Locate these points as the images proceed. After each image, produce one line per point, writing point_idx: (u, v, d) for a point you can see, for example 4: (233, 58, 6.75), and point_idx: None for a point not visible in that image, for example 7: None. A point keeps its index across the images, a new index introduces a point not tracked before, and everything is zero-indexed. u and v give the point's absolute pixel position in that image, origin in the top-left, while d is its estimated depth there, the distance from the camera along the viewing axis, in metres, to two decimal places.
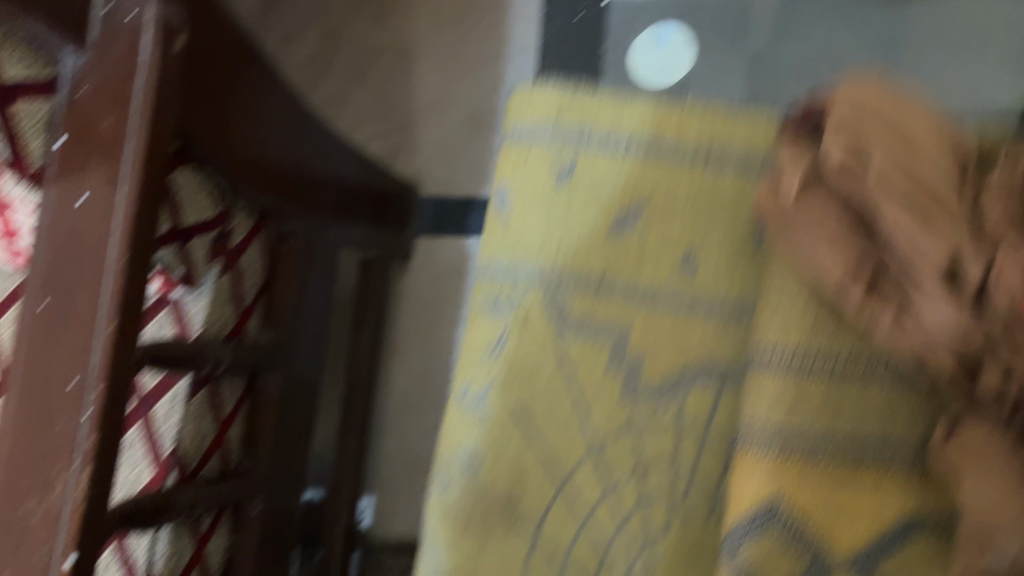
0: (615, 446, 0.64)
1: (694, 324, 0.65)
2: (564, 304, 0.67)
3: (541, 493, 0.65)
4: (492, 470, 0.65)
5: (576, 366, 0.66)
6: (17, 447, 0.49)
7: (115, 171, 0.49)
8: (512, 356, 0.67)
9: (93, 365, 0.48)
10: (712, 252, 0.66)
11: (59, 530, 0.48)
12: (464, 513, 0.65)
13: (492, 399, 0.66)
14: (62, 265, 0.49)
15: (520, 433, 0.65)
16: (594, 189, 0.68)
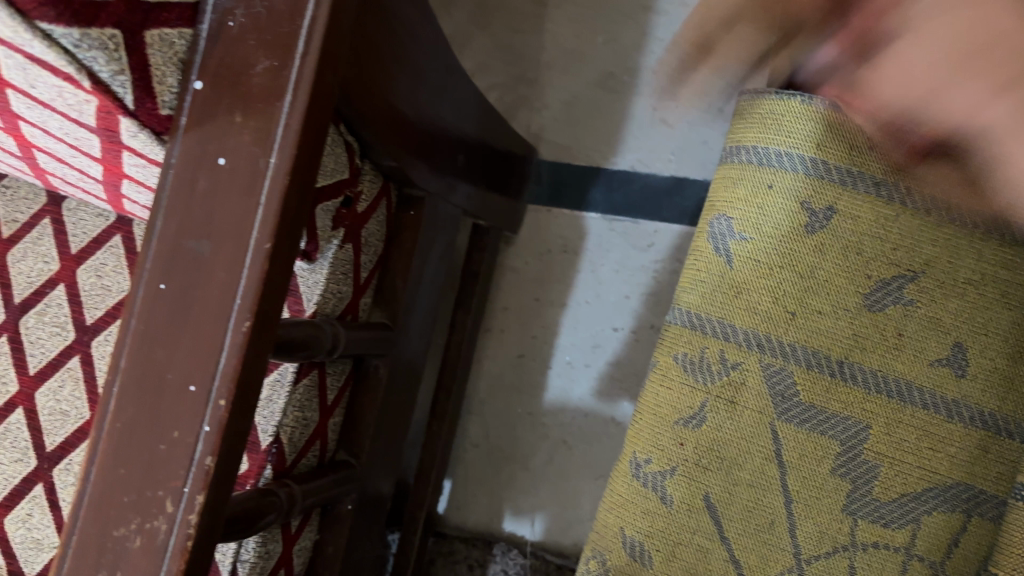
0: (828, 564, 0.55)
1: (952, 448, 0.54)
2: (790, 382, 0.56)
3: None
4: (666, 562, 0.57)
5: (803, 471, 0.55)
6: (118, 455, 0.40)
7: (267, 131, 0.39)
8: (709, 432, 0.57)
9: (219, 367, 0.39)
10: (989, 358, 0.54)
11: (160, 565, 0.39)
12: None
13: (672, 486, 0.57)
14: (191, 238, 0.40)
15: (706, 538, 0.57)
16: (849, 248, 0.55)
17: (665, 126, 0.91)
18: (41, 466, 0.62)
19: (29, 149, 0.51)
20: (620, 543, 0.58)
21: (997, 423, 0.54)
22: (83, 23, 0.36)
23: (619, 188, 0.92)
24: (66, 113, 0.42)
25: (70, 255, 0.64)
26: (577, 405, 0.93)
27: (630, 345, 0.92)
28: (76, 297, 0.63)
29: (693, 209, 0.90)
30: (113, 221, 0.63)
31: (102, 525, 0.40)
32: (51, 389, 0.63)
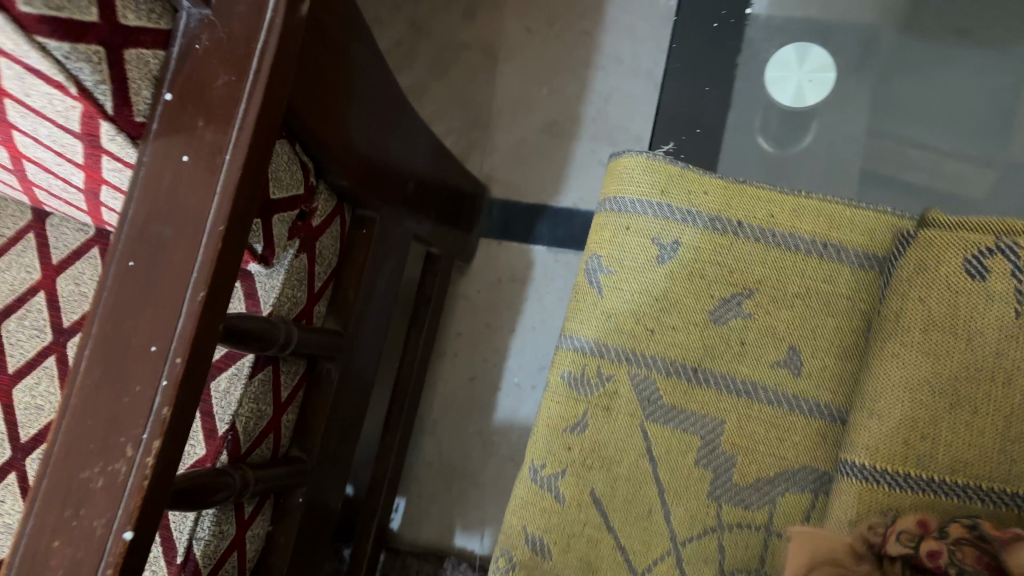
0: (697, 545, 0.56)
1: (794, 424, 0.57)
2: (654, 390, 0.59)
3: None
4: (564, 555, 0.57)
5: (665, 448, 0.58)
6: (85, 408, 0.46)
7: (225, 132, 0.47)
8: (595, 437, 0.59)
9: (177, 331, 0.46)
10: (819, 351, 0.58)
11: (120, 502, 0.45)
12: None
13: (566, 486, 0.58)
14: (156, 223, 0.47)
15: (599, 515, 0.58)
16: (697, 276, 0.60)
17: (603, 169, 1.00)
18: (16, 456, 0.67)
19: (20, 160, 0.58)
20: (522, 538, 0.58)
21: (835, 412, 0.57)
22: (73, 37, 0.44)
23: (563, 223, 1.01)
24: (55, 120, 0.49)
25: (51, 266, 0.70)
26: (524, 424, 1.00)
27: None
28: (55, 303, 0.70)
29: None
30: (92, 234, 0.70)
31: (67, 472, 0.46)
32: (28, 385, 0.69)
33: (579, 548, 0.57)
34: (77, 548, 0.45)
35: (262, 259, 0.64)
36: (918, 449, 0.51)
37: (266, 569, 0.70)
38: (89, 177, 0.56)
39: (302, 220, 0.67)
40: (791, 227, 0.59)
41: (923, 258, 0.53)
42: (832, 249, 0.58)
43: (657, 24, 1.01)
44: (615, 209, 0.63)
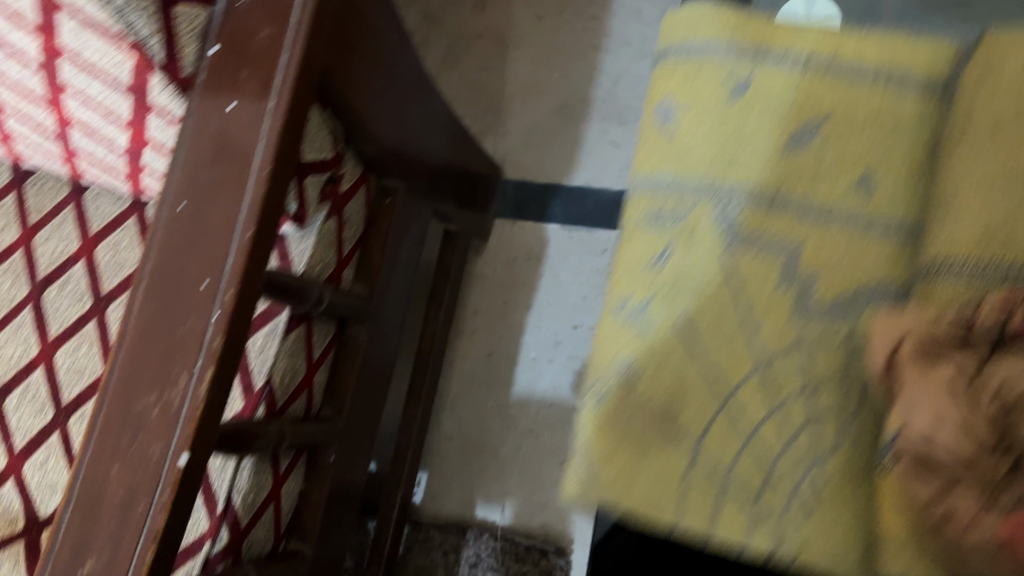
0: (785, 363, 0.49)
1: (872, 248, 0.51)
2: (734, 220, 0.52)
3: (703, 408, 0.48)
4: (652, 382, 0.49)
5: (746, 279, 0.51)
6: (139, 343, 0.49)
7: (268, 82, 0.50)
8: (678, 271, 0.52)
9: (227, 267, 0.49)
10: (891, 172, 0.52)
11: (175, 427, 0.48)
12: (619, 428, 0.49)
13: (656, 312, 0.51)
14: (204, 169, 0.50)
15: (684, 344, 0.49)
16: (772, 106, 0.54)
17: (613, 148, 1.03)
18: (58, 417, 0.70)
19: (64, 125, 0.61)
20: (612, 367, 0.50)
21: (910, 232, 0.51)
22: None
23: (576, 202, 1.04)
24: (108, 73, 0.52)
25: (89, 236, 0.73)
26: (541, 398, 1.02)
27: (588, 341, 1.01)
28: (93, 271, 0.72)
29: None
30: (129, 205, 0.74)
31: (125, 403, 0.49)
32: (68, 350, 0.71)
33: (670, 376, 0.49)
34: (134, 473, 0.47)
35: (294, 220, 0.67)
36: (1004, 231, 0.45)
37: (299, 525, 0.73)
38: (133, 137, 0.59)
39: (331, 184, 0.70)
40: (860, 52, 0.54)
41: (989, 59, 0.49)
42: (899, 77, 0.53)
43: (662, 10, 1.05)
44: (679, 57, 0.57)
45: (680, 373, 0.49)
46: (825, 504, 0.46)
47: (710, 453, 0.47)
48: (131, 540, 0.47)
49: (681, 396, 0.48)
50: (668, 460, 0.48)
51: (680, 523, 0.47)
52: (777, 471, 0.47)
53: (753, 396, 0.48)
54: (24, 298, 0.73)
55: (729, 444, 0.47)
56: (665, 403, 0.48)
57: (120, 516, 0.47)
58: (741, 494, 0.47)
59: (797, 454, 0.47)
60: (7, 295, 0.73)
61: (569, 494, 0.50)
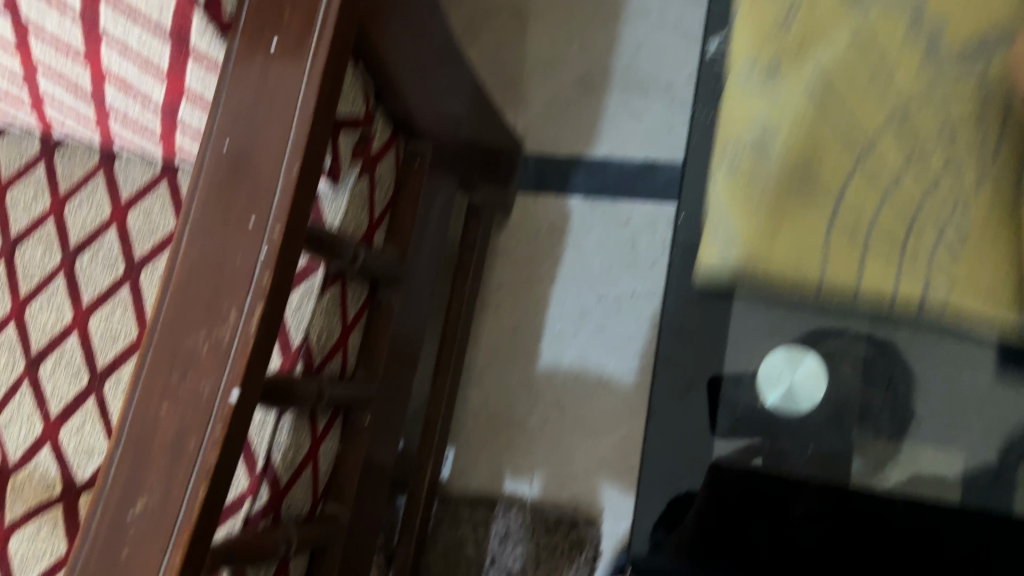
0: (916, 108, 0.59)
1: (990, 11, 0.59)
2: (869, 10, 0.60)
3: (838, 165, 0.58)
4: (786, 146, 0.58)
5: (843, 79, 0.59)
6: (188, 283, 0.49)
7: (310, 19, 0.50)
8: (812, 49, 0.60)
9: (274, 204, 0.49)
10: None
11: (227, 365, 0.47)
12: (772, 192, 0.58)
13: (785, 74, 0.60)
14: (249, 106, 0.50)
15: (817, 107, 0.59)
16: None
17: (634, 118, 1.03)
18: (93, 382, 0.70)
19: (99, 82, 0.61)
20: (743, 136, 0.59)
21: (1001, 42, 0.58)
22: None
23: (598, 173, 1.04)
24: (147, 18, 0.52)
25: (121, 203, 0.73)
26: (569, 370, 1.02)
27: (614, 312, 1.01)
28: (126, 237, 0.72)
29: (663, 189, 1.01)
30: (160, 169, 0.73)
31: (174, 341, 0.48)
32: (102, 316, 0.71)
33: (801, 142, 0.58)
34: (186, 411, 0.47)
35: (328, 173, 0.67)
36: None
37: (337, 489, 0.73)
38: (170, 88, 0.59)
39: (361, 143, 0.70)
40: None
41: None
42: None
43: None
44: None
45: (818, 129, 0.58)
46: (973, 235, 0.57)
47: (846, 213, 0.58)
48: (184, 478, 0.46)
49: (817, 151, 0.58)
50: (811, 221, 0.58)
51: (825, 272, 0.58)
52: (918, 218, 0.57)
53: (881, 157, 0.58)
54: (57, 266, 0.73)
55: (866, 198, 0.58)
56: (801, 173, 0.58)
57: (171, 455, 0.47)
58: (885, 238, 0.57)
59: (940, 197, 0.58)
60: (40, 263, 0.73)
61: (705, 257, 0.60)
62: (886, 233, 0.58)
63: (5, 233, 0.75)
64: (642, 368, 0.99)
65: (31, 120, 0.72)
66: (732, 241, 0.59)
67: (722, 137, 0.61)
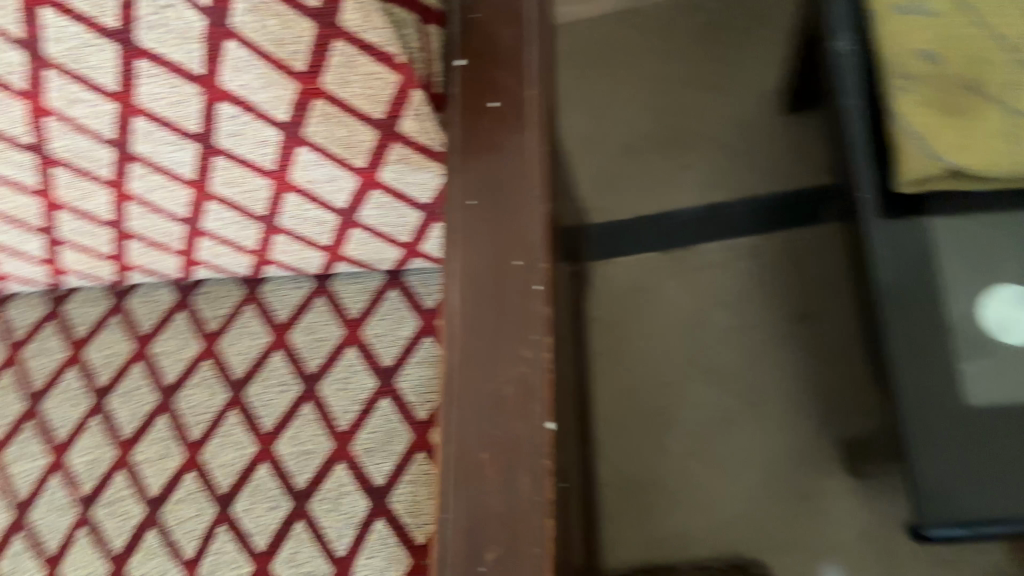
0: None
1: None
2: None
3: (1008, 71, 0.59)
4: (954, 58, 0.59)
5: None
6: (470, 330, 0.50)
7: (523, 76, 0.54)
8: None
9: (536, 240, 0.51)
10: None
11: (535, 398, 0.48)
12: (948, 104, 0.59)
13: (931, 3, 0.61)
14: (484, 160, 0.53)
15: (973, 24, 0.60)
16: None
17: (685, 170, 1.09)
18: (298, 504, 0.67)
19: (280, 198, 0.63)
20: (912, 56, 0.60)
21: None
22: None
23: (666, 225, 1.07)
24: (361, 111, 0.55)
25: (279, 324, 0.74)
26: (694, 420, 0.99)
27: (721, 349, 1.01)
28: (295, 356, 0.72)
29: (734, 224, 1.05)
30: (314, 286, 0.75)
31: (475, 390, 0.49)
32: (290, 437, 0.69)
33: (968, 49, 0.59)
34: (510, 452, 0.47)
35: None
36: None
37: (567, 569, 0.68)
38: (364, 180, 0.60)
39: None
40: None
41: None
42: None
43: (691, 45, 1.15)
44: None
45: (977, 41, 0.59)
46: None
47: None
48: (528, 515, 0.46)
49: (983, 55, 0.59)
50: (993, 115, 0.58)
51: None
52: None
53: None
54: (226, 403, 0.71)
55: None
56: (971, 77, 0.59)
57: (505, 494, 0.47)
58: None
59: None
60: (206, 405, 0.71)
61: (902, 172, 0.59)
62: None
63: (158, 385, 0.73)
64: (765, 398, 0.98)
65: (173, 266, 0.72)
66: (928, 144, 0.58)
67: (886, 64, 0.61)
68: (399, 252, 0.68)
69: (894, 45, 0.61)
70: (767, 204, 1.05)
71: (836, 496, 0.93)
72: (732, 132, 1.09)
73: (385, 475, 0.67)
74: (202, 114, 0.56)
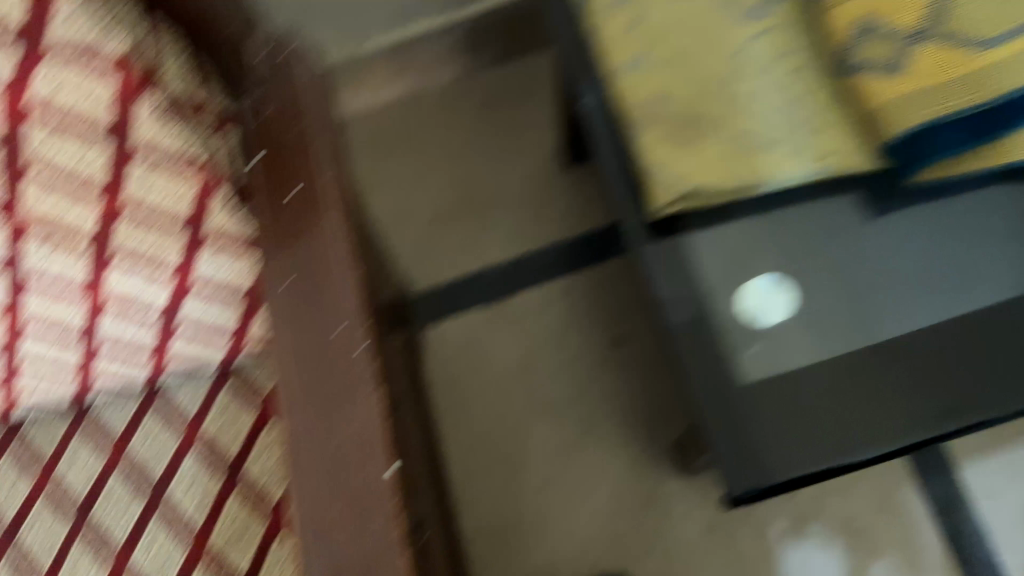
0: (752, 49, 0.70)
1: None
2: None
3: (716, 105, 0.69)
4: (672, 100, 0.70)
5: (683, 35, 0.71)
6: (307, 397, 0.54)
7: (314, 160, 0.60)
8: (655, 28, 0.72)
9: (352, 306, 0.56)
10: None
11: (374, 449, 0.53)
12: (675, 139, 0.70)
13: (647, 57, 0.72)
14: (292, 243, 0.58)
15: (682, 69, 0.70)
16: None
17: (492, 229, 1.17)
18: None
19: (98, 315, 0.65)
20: (641, 105, 0.71)
21: None
22: (182, 114, 0.57)
23: (484, 282, 1.15)
24: (167, 215, 0.59)
25: (115, 440, 0.72)
26: (541, 456, 1.06)
27: (553, 386, 1.09)
28: (137, 468, 0.71)
29: (543, 270, 1.14)
30: (144, 396, 0.73)
31: (320, 451, 0.53)
32: (144, 548, 0.69)
33: (683, 92, 0.70)
34: (360, 501, 0.52)
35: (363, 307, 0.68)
36: None
37: None
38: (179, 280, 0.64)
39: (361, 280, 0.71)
40: None
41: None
42: None
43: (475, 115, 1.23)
44: None
45: (687, 82, 0.70)
46: (828, 131, 0.68)
47: (737, 129, 0.68)
48: (388, 552, 0.50)
49: (695, 95, 0.70)
50: (711, 143, 0.69)
51: (742, 178, 0.68)
52: (785, 122, 0.68)
53: (740, 84, 0.69)
54: (71, 530, 0.69)
55: (749, 120, 0.69)
56: (688, 114, 0.70)
57: (361, 540, 0.51)
58: (770, 141, 0.68)
59: (796, 105, 0.69)
60: (49, 539, 0.69)
61: (653, 199, 0.71)
62: (770, 140, 0.68)
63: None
64: (600, 422, 1.07)
65: None
66: (666, 174, 0.70)
67: (625, 116, 0.73)
68: (226, 346, 0.70)
69: (630, 97, 0.72)
70: (568, 247, 1.15)
71: (676, 500, 1.02)
72: (526, 188, 1.19)
73: (250, 560, 0.68)
74: (8, 245, 0.57)
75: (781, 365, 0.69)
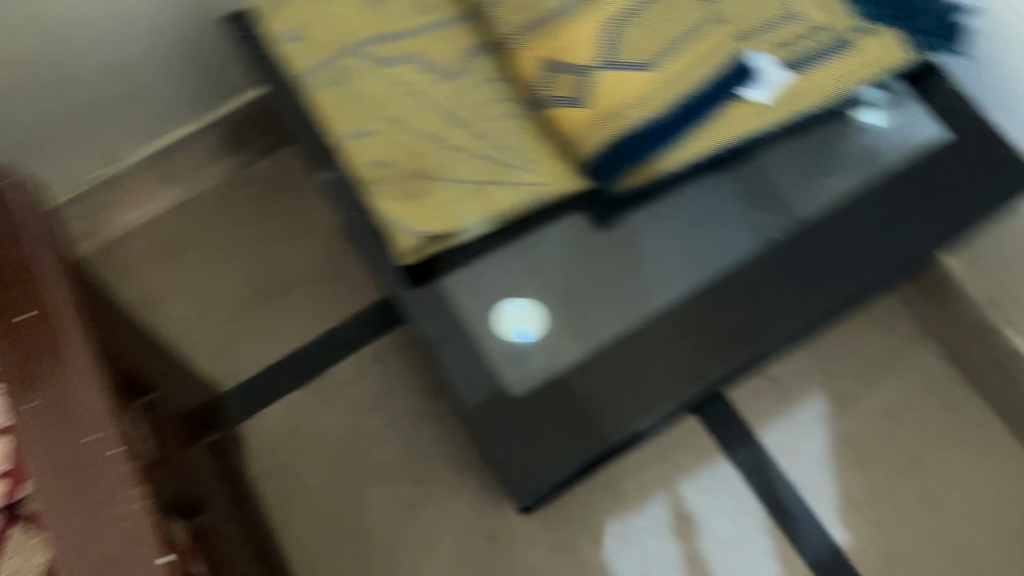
0: (459, 105, 0.78)
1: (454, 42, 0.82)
2: (387, 60, 0.80)
3: (439, 156, 0.75)
4: (397, 158, 0.75)
5: (397, 101, 0.78)
6: (64, 509, 0.55)
7: (43, 285, 0.62)
8: (370, 99, 0.78)
9: (100, 412, 0.57)
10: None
11: (141, 545, 0.54)
12: (407, 191, 0.74)
13: (368, 124, 0.77)
14: (30, 366, 0.59)
15: (402, 129, 0.76)
16: (337, 19, 0.81)
17: (291, 315, 1.19)
18: None
19: None
20: (369, 166, 0.75)
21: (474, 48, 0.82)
22: None
23: (292, 367, 1.16)
24: None
25: None
26: (379, 521, 1.08)
27: (378, 451, 1.11)
28: None
29: (348, 344, 1.18)
30: None
31: (86, 559, 0.53)
32: None
33: (406, 150, 0.76)
34: None
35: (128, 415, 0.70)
36: None
37: None
38: None
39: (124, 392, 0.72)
40: None
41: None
42: None
43: (254, 209, 1.26)
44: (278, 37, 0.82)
45: (408, 140, 0.76)
46: (539, 161, 0.77)
47: (461, 173, 0.75)
48: None
49: (418, 150, 0.76)
50: (440, 189, 0.74)
51: (474, 214, 0.73)
52: (500, 160, 0.76)
53: (454, 135, 0.77)
54: None
55: (468, 164, 0.75)
56: (415, 166, 0.75)
57: None
58: (490, 179, 0.75)
59: (506, 145, 0.77)
60: None
61: (398, 249, 0.73)
62: (491, 177, 0.75)
63: None
64: (429, 475, 1.10)
65: None
66: (405, 222, 0.72)
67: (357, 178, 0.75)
68: None
69: (357, 163, 0.76)
70: (368, 317, 1.19)
71: (514, 529, 1.07)
72: (317, 270, 1.22)
73: None
74: None
75: (534, 372, 0.75)
